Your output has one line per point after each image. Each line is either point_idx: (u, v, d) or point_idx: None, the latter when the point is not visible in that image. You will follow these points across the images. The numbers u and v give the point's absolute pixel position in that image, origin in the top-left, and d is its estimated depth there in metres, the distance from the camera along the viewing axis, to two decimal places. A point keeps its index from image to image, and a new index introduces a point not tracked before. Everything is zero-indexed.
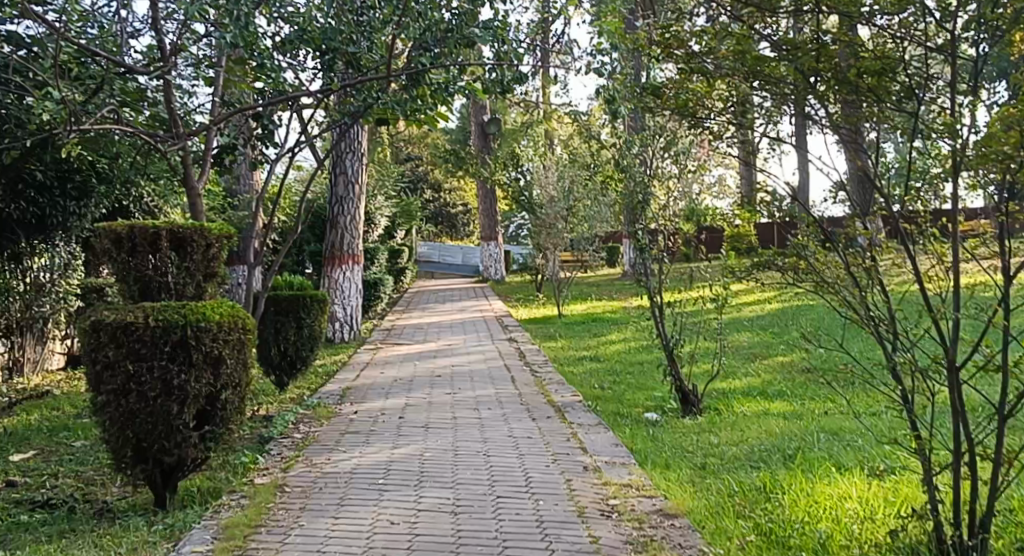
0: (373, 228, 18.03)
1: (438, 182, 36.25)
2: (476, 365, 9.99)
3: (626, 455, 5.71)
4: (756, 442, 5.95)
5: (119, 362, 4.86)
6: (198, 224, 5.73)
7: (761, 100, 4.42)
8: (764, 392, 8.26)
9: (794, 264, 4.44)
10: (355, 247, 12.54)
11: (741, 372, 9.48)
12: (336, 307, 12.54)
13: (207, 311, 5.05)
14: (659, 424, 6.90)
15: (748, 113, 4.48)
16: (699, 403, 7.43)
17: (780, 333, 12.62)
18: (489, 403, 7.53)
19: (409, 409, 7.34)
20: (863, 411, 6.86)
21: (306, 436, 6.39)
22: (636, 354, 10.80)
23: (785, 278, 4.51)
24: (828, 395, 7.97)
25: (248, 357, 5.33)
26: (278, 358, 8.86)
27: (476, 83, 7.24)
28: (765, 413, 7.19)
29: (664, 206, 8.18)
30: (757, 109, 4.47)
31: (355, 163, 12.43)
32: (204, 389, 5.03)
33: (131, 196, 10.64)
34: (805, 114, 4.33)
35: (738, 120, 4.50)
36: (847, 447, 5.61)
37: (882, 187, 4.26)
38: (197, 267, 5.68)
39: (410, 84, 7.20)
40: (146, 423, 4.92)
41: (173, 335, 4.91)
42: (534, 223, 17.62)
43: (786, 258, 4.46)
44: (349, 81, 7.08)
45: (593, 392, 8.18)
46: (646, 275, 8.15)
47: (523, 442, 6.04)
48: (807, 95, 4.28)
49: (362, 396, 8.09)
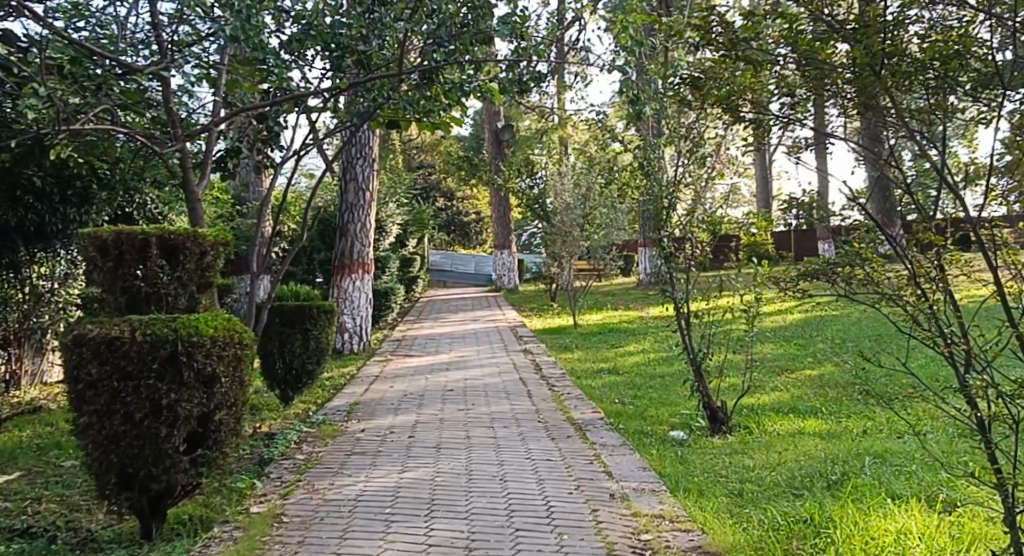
0: (386, 236, 17.64)
1: (450, 189, 35.85)
2: (490, 378, 9.56)
3: (655, 480, 5.26)
4: (796, 466, 5.50)
5: (104, 380, 4.45)
6: (191, 230, 5.32)
7: (781, 105, 4.15)
8: (795, 408, 7.80)
9: (846, 275, 4.16)
10: (366, 255, 12.10)
11: (769, 386, 9.00)
12: (345, 317, 12.13)
13: (200, 325, 4.64)
14: (686, 444, 6.46)
15: (767, 121, 4.20)
16: (728, 420, 6.99)
17: (806, 345, 12.13)
18: (505, 421, 7.09)
19: (420, 426, 6.91)
20: (906, 433, 6.38)
21: (308, 457, 5.96)
22: (656, 367, 10.34)
23: (837, 287, 4.21)
24: (865, 412, 7.51)
25: (246, 374, 4.91)
26: (283, 372, 8.46)
27: (493, 83, 6.87)
28: (800, 432, 6.73)
29: (691, 212, 7.73)
30: (775, 118, 4.18)
31: (366, 169, 12.02)
32: (196, 410, 4.61)
33: (132, 204, 10.26)
34: (823, 127, 4.13)
35: (757, 127, 4.23)
36: (896, 472, 5.16)
37: (954, 183, 3.98)
38: (190, 277, 5.27)
39: (422, 83, 6.71)
40: (132, 447, 4.50)
41: (163, 350, 4.49)
42: (549, 232, 17.18)
43: (843, 271, 4.17)
44: (359, 80, 6.67)
45: (614, 408, 7.74)
46: (672, 285, 7.72)
47: (542, 466, 5.60)
48: (871, 83, 3.94)
49: (370, 412, 7.67)
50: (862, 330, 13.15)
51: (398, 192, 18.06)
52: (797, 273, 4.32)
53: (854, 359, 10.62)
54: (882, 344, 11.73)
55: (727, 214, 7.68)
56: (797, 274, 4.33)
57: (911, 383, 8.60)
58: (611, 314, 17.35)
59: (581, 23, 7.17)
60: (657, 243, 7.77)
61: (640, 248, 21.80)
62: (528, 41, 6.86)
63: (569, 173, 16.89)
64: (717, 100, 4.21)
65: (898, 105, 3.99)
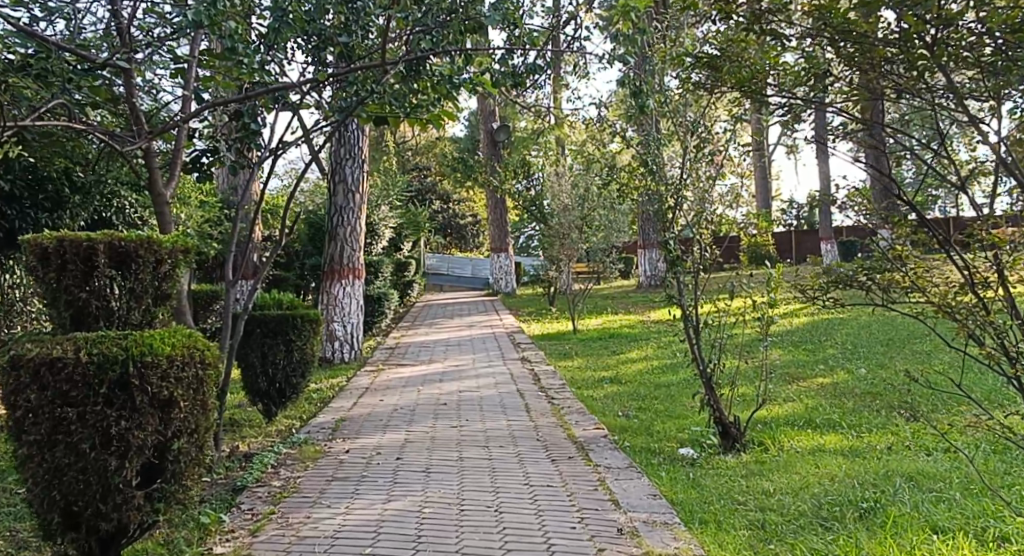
0: (379, 239, 17.12)
1: (446, 192, 35.30)
2: (486, 389, 9.07)
3: (666, 510, 4.76)
4: (820, 490, 5.00)
5: (47, 407, 4.07)
6: (144, 236, 4.96)
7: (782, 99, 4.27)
8: (811, 421, 7.31)
9: (891, 281, 4.26)
10: (356, 260, 11.57)
11: (781, 397, 8.50)
12: (335, 324, 11.55)
13: (155, 342, 4.26)
14: (698, 465, 5.96)
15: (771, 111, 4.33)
16: (742, 436, 6.50)
17: (816, 350, 11.61)
18: (503, 440, 6.57)
19: (408, 447, 6.40)
20: (935, 454, 5.89)
21: (285, 484, 5.46)
22: (660, 375, 9.84)
23: (878, 297, 4.31)
24: (886, 425, 7.02)
25: (209, 398, 4.50)
26: (265, 386, 7.97)
27: (485, 75, 6.41)
28: (821, 449, 6.24)
29: (698, 213, 7.18)
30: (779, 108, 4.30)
31: (356, 170, 11.47)
32: (150, 439, 4.21)
33: (109, 208, 9.79)
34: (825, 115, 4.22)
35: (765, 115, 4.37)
36: (933, 499, 4.67)
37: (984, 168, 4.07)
38: (144, 288, 4.92)
39: (409, 75, 6.27)
40: (77, 482, 4.11)
41: (112, 373, 4.11)
42: (546, 234, 16.64)
43: (885, 274, 4.26)
44: (338, 71, 6.15)
45: (618, 422, 7.25)
46: (679, 292, 7.12)
47: (542, 493, 5.10)
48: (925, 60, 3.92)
49: (356, 429, 7.17)
50: (873, 334, 12.62)
51: (391, 194, 17.52)
52: (828, 279, 4.38)
53: (868, 366, 10.09)
54: (896, 350, 11.19)
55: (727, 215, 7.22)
56: (828, 280, 4.38)
57: (931, 394, 8.12)
58: (611, 318, 16.80)
59: (576, 21, 6.71)
60: (662, 245, 7.22)
61: (641, 250, 21.25)
62: (522, 29, 6.37)
63: (566, 174, 16.39)
64: (740, 80, 4.28)
65: (952, 85, 3.96)
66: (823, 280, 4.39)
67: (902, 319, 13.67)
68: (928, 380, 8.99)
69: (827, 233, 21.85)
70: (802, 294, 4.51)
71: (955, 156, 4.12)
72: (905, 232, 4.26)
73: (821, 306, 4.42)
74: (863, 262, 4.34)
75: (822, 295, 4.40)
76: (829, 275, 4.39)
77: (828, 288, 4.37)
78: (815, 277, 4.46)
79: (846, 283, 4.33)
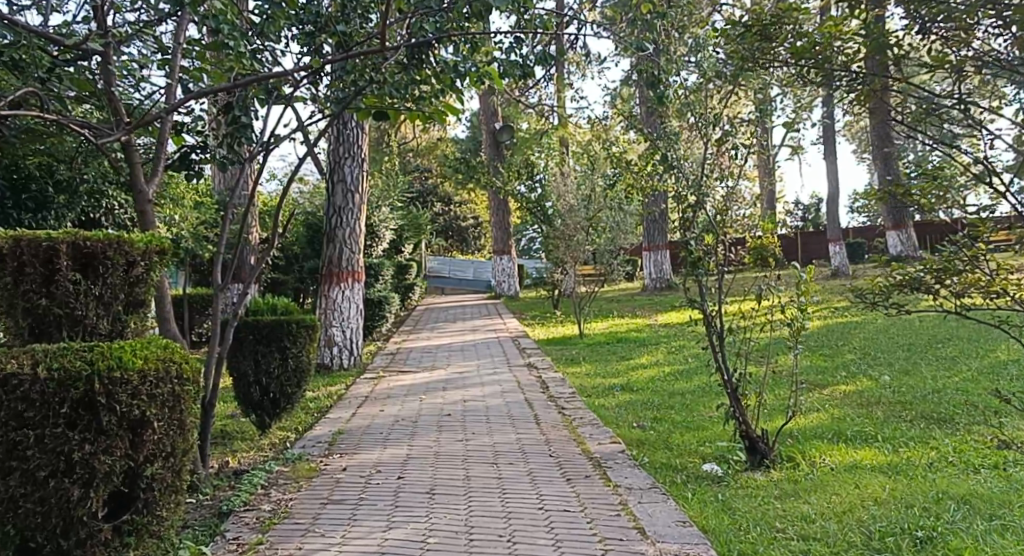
0: (378, 241, 16.64)
1: (446, 193, 34.77)
2: (492, 398, 8.60)
3: (697, 540, 4.43)
4: (867, 516, 4.56)
5: (0, 429, 3.88)
6: (114, 236, 4.84)
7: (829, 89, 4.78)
8: (841, 433, 6.83)
9: (973, 282, 4.48)
10: (355, 263, 11.12)
11: (806, 406, 8.01)
12: (334, 329, 11.05)
13: (124, 357, 4.05)
14: (725, 483, 5.50)
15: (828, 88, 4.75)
16: (770, 451, 6.03)
17: (834, 355, 11.13)
18: (512, 456, 6.12)
19: (411, 463, 5.94)
20: (979, 473, 5.45)
21: (276, 508, 5.01)
22: (673, 381, 9.38)
23: (954, 306, 4.58)
24: (919, 437, 6.57)
25: (187, 418, 4.30)
26: (258, 396, 7.50)
27: (493, 64, 5.98)
28: (857, 465, 5.78)
29: (722, 210, 6.67)
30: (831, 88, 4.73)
31: (355, 169, 10.99)
32: (118, 464, 4.03)
33: (98, 209, 9.36)
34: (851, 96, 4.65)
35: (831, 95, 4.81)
36: (997, 529, 4.33)
37: (988, 165, 4.29)
38: (116, 290, 4.82)
39: (409, 63, 5.90)
40: (35, 514, 3.93)
41: (73, 391, 3.92)
42: (550, 235, 16.13)
43: (962, 273, 4.48)
44: (335, 57, 5.74)
45: (634, 434, 6.79)
46: (700, 295, 6.62)
47: (557, 520, 4.71)
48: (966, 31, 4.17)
49: (355, 443, 6.73)
50: (891, 338, 12.13)
51: (391, 196, 17.05)
52: (890, 284, 4.66)
53: (891, 373, 9.62)
54: (917, 356, 10.70)
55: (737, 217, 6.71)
56: (890, 284, 4.66)
57: (964, 405, 7.64)
58: (619, 322, 16.30)
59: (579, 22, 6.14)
60: (681, 245, 6.72)
61: (646, 252, 20.72)
62: (530, 13, 5.96)
63: (570, 175, 15.93)
64: (801, 50, 4.55)
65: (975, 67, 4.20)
66: (887, 282, 4.67)
67: (920, 323, 13.17)
68: (958, 389, 8.50)
69: (834, 235, 21.38)
70: (863, 298, 4.78)
71: (959, 155, 4.36)
72: (980, 234, 4.40)
73: (885, 307, 4.69)
74: (932, 263, 4.55)
75: (888, 295, 4.67)
76: (897, 276, 4.63)
77: (892, 291, 4.65)
78: (876, 278, 4.74)
79: (915, 286, 4.57)
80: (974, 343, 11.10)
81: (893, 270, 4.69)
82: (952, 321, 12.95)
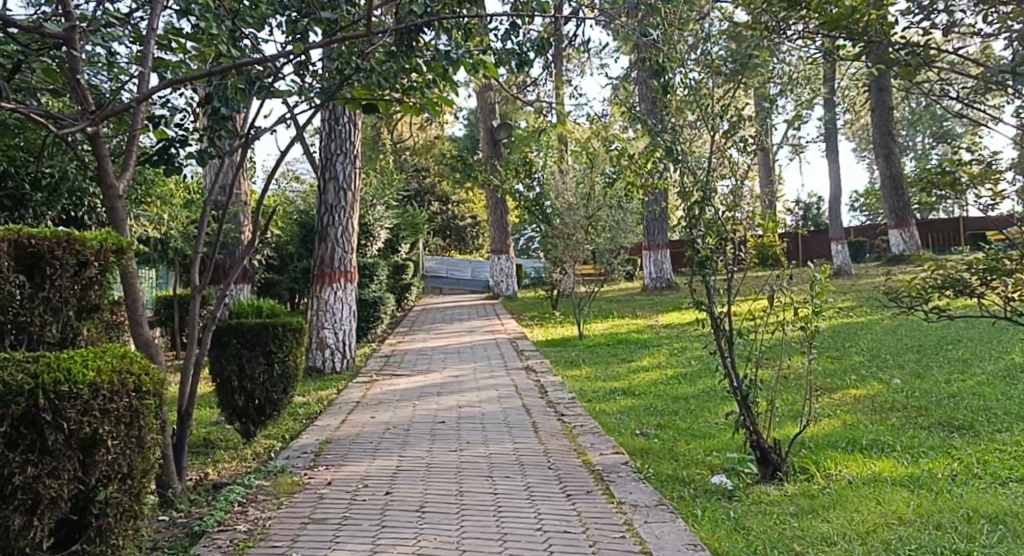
0: (374, 241, 16.29)
1: (445, 193, 34.41)
2: (488, 405, 8.22)
3: None
4: (894, 539, 4.24)
5: None
6: (63, 235, 4.79)
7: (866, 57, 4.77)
8: (855, 441, 6.47)
9: None
10: (348, 263, 10.72)
11: (815, 412, 7.65)
12: (325, 331, 10.66)
13: (77, 369, 3.88)
14: (736, 497, 5.16)
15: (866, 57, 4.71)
16: (784, 462, 5.67)
17: (842, 358, 10.77)
18: (507, 468, 5.75)
19: (401, 476, 5.57)
20: (1009, 488, 5.08)
21: (252, 529, 4.68)
22: (676, 385, 9.01)
23: (1005, 306, 4.69)
24: (937, 446, 6.23)
25: (146, 437, 4.16)
26: (242, 403, 7.11)
27: (486, 57, 5.66)
28: (876, 478, 5.42)
29: (731, 206, 6.24)
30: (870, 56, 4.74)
31: (348, 167, 10.63)
32: (66, 489, 3.85)
33: (80, 207, 8.85)
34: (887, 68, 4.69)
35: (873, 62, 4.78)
36: None
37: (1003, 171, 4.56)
38: (66, 296, 4.84)
39: (397, 47, 5.53)
40: None
41: (16, 405, 3.71)
42: (549, 235, 15.77)
43: (1015, 275, 4.56)
44: (318, 43, 5.35)
45: (638, 444, 6.42)
46: (708, 297, 6.23)
47: (557, 541, 4.40)
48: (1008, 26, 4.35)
49: (344, 454, 6.36)
50: (900, 340, 11.77)
51: (387, 193, 16.69)
52: (928, 286, 4.77)
53: (902, 376, 9.26)
54: (927, 358, 10.34)
55: (732, 216, 6.24)
56: (928, 286, 4.77)
57: (982, 412, 7.28)
58: (619, 323, 15.94)
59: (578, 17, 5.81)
60: (687, 245, 6.32)
61: (646, 252, 20.37)
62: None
63: (569, 173, 15.56)
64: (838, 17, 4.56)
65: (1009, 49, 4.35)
66: (927, 285, 4.77)
67: (929, 324, 12.81)
68: (975, 393, 8.12)
69: (836, 234, 21.03)
70: (901, 301, 4.89)
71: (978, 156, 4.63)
72: None
73: (927, 307, 4.80)
74: (979, 263, 4.62)
75: (928, 298, 4.78)
76: (940, 278, 4.72)
77: (931, 293, 4.75)
78: (915, 280, 4.84)
79: (960, 288, 4.67)
80: (986, 345, 10.73)
81: (936, 271, 4.77)
82: (962, 323, 12.56)
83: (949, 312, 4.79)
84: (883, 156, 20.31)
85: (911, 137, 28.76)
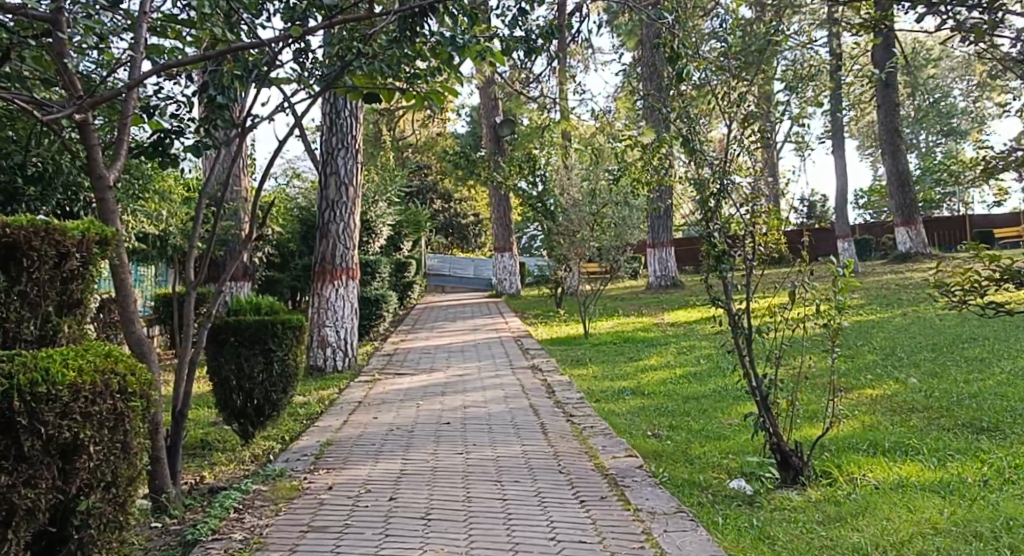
0: (374, 238, 16.04)
1: (447, 191, 34.11)
2: (494, 405, 7.96)
3: None
4: None
5: None
6: (43, 223, 4.60)
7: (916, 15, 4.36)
8: (877, 443, 6.21)
9: None
10: (349, 260, 10.46)
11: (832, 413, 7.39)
12: (327, 329, 10.39)
13: (58, 369, 3.67)
14: (756, 503, 4.91)
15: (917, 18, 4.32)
16: (805, 466, 5.42)
17: (855, 357, 10.51)
18: (516, 472, 5.50)
19: (404, 481, 5.33)
20: None
21: (248, 538, 4.44)
22: (687, 385, 8.74)
23: None
24: (961, 449, 5.98)
25: (132, 442, 3.96)
26: (239, 403, 6.86)
27: (492, 43, 5.40)
28: (903, 483, 5.17)
29: (752, 199, 5.95)
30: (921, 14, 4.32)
31: (349, 161, 10.35)
32: (46, 499, 3.63)
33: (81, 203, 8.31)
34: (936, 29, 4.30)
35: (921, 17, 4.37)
36: None
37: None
38: (47, 293, 4.63)
39: (400, 33, 5.27)
40: None
41: None
42: (553, 232, 15.50)
43: None
44: (321, 25, 5.06)
45: (651, 446, 6.16)
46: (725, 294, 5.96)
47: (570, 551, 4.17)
48: None
49: (345, 457, 6.11)
50: (913, 338, 11.51)
51: (389, 189, 16.42)
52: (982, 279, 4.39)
53: (919, 375, 9.00)
54: (943, 356, 10.09)
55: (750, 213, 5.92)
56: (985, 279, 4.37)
57: (1005, 413, 7.02)
58: (625, 321, 15.70)
59: None
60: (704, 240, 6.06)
61: (650, 249, 20.09)
62: None
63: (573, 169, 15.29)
64: None
65: None
66: (982, 277, 4.38)
67: (942, 322, 12.54)
68: (996, 393, 7.86)
69: (843, 232, 20.72)
70: (950, 295, 4.52)
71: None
72: None
73: (984, 301, 4.42)
74: None
75: (983, 292, 4.40)
76: (998, 271, 4.32)
77: (987, 286, 4.37)
78: (969, 272, 4.45)
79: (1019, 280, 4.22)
80: (1003, 344, 10.47)
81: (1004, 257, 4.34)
82: (976, 321, 12.29)
83: (1013, 308, 4.38)
84: (891, 153, 19.85)
85: (916, 135, 28.47)
